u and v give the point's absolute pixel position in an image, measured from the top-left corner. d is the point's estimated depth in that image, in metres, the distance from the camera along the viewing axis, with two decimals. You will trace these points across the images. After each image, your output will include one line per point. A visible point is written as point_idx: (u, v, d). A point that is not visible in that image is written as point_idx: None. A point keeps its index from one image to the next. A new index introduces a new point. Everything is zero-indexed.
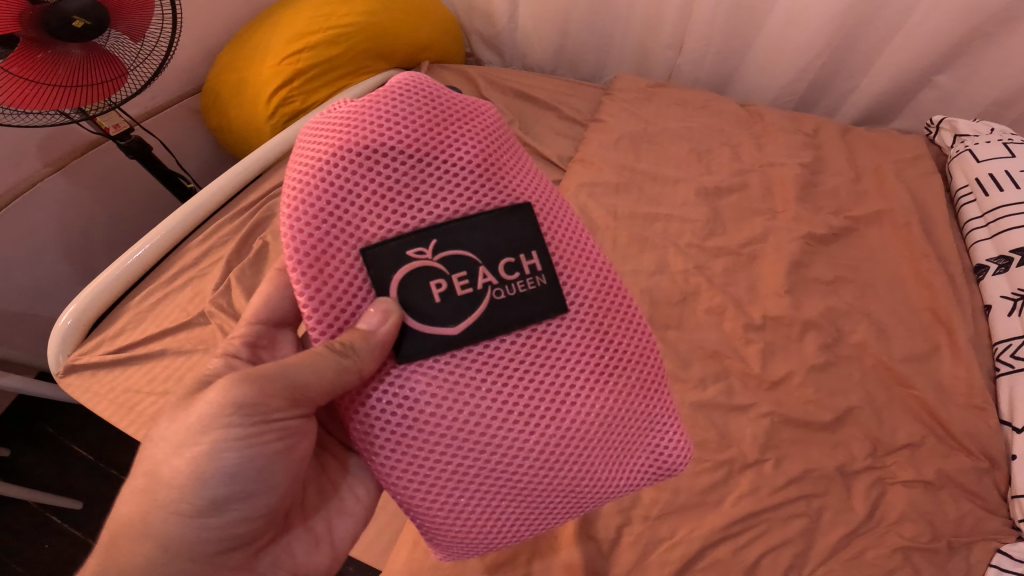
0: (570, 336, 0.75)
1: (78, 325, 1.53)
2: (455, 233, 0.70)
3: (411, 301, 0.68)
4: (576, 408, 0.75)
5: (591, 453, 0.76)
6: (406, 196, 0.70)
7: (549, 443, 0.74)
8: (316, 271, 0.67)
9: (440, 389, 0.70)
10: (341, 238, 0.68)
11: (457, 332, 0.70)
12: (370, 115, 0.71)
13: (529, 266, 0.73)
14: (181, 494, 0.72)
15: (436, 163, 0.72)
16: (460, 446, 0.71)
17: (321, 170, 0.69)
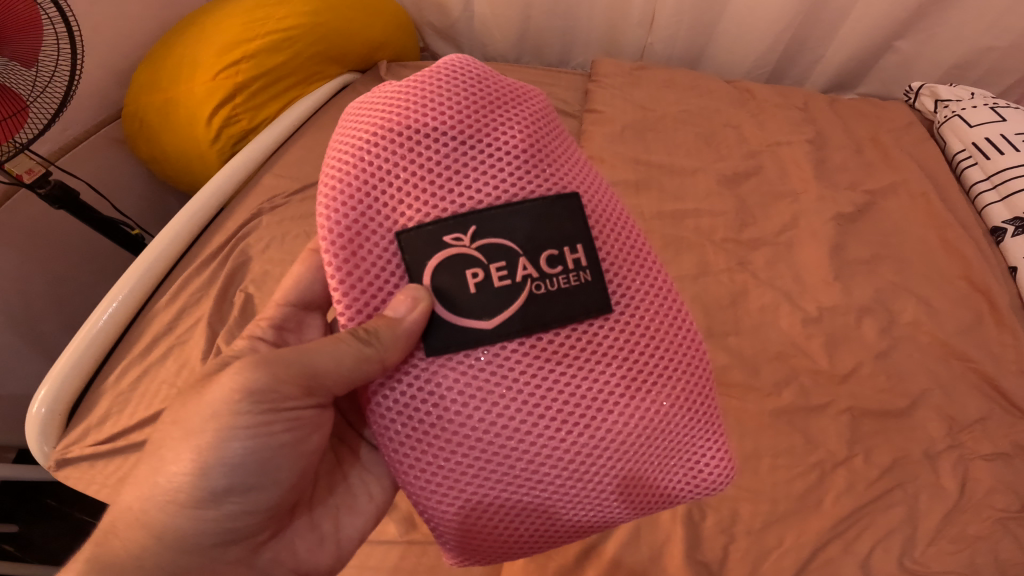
0: (607, 336, 0.68)
1: (57, 413, 1.29)
2: (492, 218, 0.65)
3: (442, 283, 0.64)
4: (608, 414, 0.68)
5: (623, 463, 0.69)
6: (436, 181, 0.66)
7: (578, 453, 0.68)
8: (350, 252, 0.65)
9: (468, 388, 0.65)
10: (372, 221, 0.65)
11: (489, 324, 0.65)
12: (416, 95, 0.68)
13: (573, 260, 0.67)
14: (184, 479, 0.69)
15: (479, 147, 0.67)
16: (483, 449, 0.66)
17: (362, 150, 0.66)
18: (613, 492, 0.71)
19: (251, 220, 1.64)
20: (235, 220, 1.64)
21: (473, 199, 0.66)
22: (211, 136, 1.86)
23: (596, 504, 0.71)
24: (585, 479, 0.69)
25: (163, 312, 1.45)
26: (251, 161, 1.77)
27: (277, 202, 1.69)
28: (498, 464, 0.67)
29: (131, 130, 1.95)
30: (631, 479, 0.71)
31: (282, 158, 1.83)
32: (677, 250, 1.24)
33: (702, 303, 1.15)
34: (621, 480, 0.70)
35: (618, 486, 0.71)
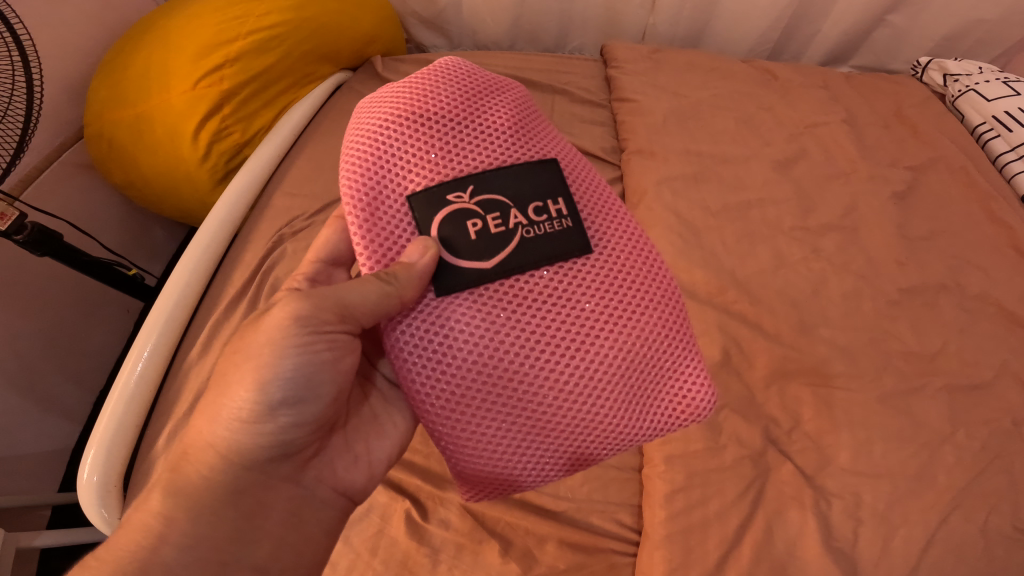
0: (594, 269, 0.70)
1: (112, 485, 1.09)
2: (487, 176, 0.68)
3: (448, 234, 0.66)
4: (596, 344, 0.69)
5: (611, 390, 0.71)
6: (433, 144, 0.69)
7: (573, 378, 0.69)
8: (366, 213, 0.67)
9: (473, 320, 0.67)
10: (384, 187, 0.68)
11: (488, 264, 0.67)
12: (417, 83, 0.73)
13: (556, 210, 0.70)
14: (245, 397, 0.70)
15: (471, 121, 0.71)
16: (486, 378, 0.67)
17: (371, 127, 0.70)
18: (602, 422, 0.72)
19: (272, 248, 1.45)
20: (256, 250, 1.45)
21: (467, 160, 0.69)
22: (200, 155, 1.61)
23: (587, 436, 0.72)
24: (576, 409, 0.70)
25: (201, 362, 1.28)
26: (253, 178, 1.53)
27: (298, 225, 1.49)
28: (496, 394, 0.68)
29: (99, 156, 1.67)
30: (620, 407, 0.72)
31: (290, 172, 1.63)
32: (752, 242, 1.23)
33: (788, 295, 1.16)
34: (610, 408, 0.71)
35: (606, 417, 0.71)
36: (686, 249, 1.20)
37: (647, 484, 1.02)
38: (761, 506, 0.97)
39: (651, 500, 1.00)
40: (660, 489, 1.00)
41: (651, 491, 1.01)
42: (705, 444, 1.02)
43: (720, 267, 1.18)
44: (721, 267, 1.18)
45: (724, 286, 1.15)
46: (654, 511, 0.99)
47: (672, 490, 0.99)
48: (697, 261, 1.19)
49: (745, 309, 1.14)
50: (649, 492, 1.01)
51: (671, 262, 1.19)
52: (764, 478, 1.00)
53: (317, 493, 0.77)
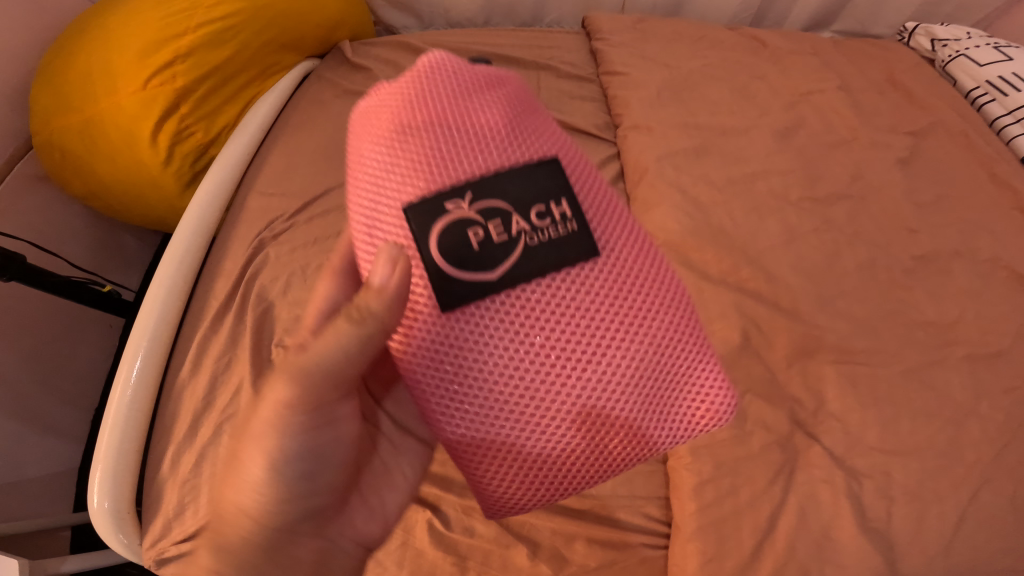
0: (597, 277, 0.61)
1: (124, 511, 1.06)
2: (485, 180, 0.59)
3: (446, 253, 0.59)
4: (605, 359, 0.60)
5: (622, 406, 0.63)
6: (422, 148, 0.59)
7: (584, 407, 0.61)
8: (369, 232, 0.62)
9: (472, 344, 0.59)
10: (377, 203, 0.60)
11: (492, 268, 0.59)
12: (402, 80, 0.63)
13: (560, 211, 0.61)
14: (257, 476, 0.62)
15: (460, 110, 0.61)
16: (491, 409, 0.60)
17: (364, 139, 0.62)
18: (613, 439, 0.64)
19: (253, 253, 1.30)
20: (236, 253, 1.32)
21: (461, 164, 0.59)
22: (163, 158, 1.48)
23: (604, 460, 0.66)
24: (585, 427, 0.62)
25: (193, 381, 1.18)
26: (223, 179, 1.41)
27: (277, 227, 1.34)
28: (492, 415, 0.61)
29: (52, 166, 1.52)
30: (633, 423, 0.64)
31: (261, 168, 1.51)
32: (760, 221, 1.17)
33: (805, 270, 1.12)
34: (622, 425, 0.64)
35: (617, 434, 0.64)
36: (694, 233, 1.13)
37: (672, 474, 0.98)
38: (792, 491, 0.94)
39: (678, 491, 0.96)
40: (689, 481, 0.95)
41: (679, 483, 0.96)
42: (732, 432, 0.98)
43: (731, 248, 1.12)
44: (730, 250, 1.12)
45: (732, 275, 1.09)
46: (679, 500, 0.95)
47: (701, 481, 0.95)
48: (709, 237, 1.13)
49: (760, 288, 1.08)
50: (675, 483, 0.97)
51: (681, 245, 1.12)
52: (796, 462, 0.96)
53: (340, 544, 0.70)
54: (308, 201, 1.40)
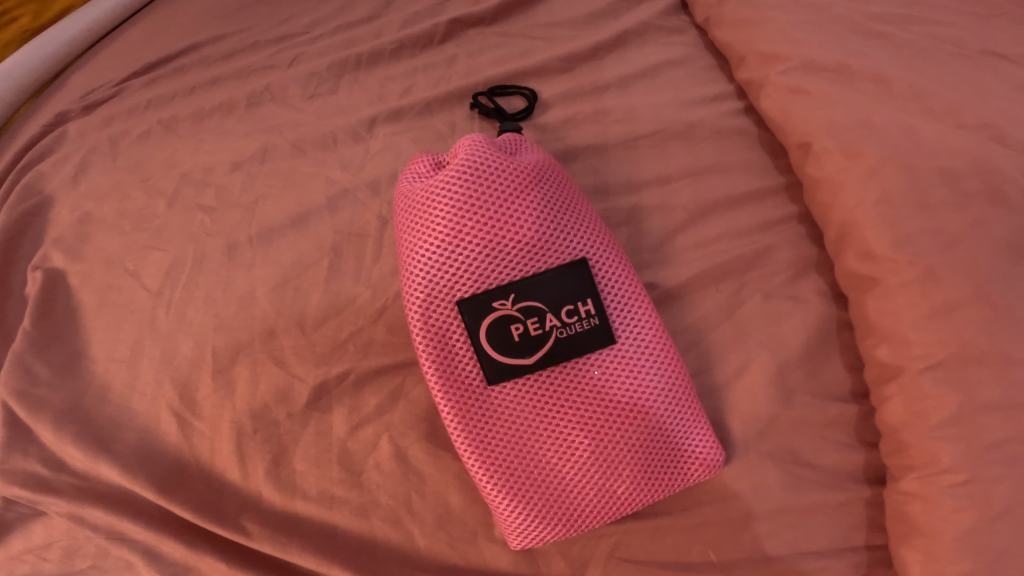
0: (634, 345, 0.40)
1: None
2: (532, 278, 0.39)
3: (499, 366, 0.40)
4: (647, 400, 0.40)
5: (678, 431, 0.41)
6: (463, 255, 0.40)
7: (548, 392, 0.40)
8: (459, 416, 0.40)
9: (409, 290, 0.41)
10: (424, 333, 0.40)
11: (529, 363, 0.39)
12: (430, 212, 0.41)
13: (585, 296, 0.39)
14: None
15: (487, 223, 0.40)
16: (435, 367, 0.40)
17: (415, 282, 0.41)
18: (670, 473, 0.41)
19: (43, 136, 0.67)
20: (35, 121, 0.68)
21: (511, 264, 0.40)
22: None
23: (604, 490, 0.41)
24: (635, 479, 0.41)
25: None
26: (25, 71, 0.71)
27: (96, 96, 0.69)
28: (509, 478, 0.41)
29: None
30: (694, 450, 0.41)
31: (110, 44, 0.74)
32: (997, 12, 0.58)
33: None
34: (679, 449, 0.41)
35: (668, 464, 0.41)
36: (859, 52, 0.57)
37: (884, 505, 0.41)
38: None
39: (904, 532, 0.40)
40: (952, 525, 0.37)
41: (920, 525, 0.39)
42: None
43: (944, 70, 0.55)
44: (954, 72, 0.55)
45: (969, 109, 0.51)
46: (911, 553, 0.39)
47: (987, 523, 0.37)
48: (886, 33, 0.58)
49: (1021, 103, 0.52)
50: (895, 518, 0.40)
51: (837, 68, 0.56)
52: None
53: None
54: (158, 59, 0.71)
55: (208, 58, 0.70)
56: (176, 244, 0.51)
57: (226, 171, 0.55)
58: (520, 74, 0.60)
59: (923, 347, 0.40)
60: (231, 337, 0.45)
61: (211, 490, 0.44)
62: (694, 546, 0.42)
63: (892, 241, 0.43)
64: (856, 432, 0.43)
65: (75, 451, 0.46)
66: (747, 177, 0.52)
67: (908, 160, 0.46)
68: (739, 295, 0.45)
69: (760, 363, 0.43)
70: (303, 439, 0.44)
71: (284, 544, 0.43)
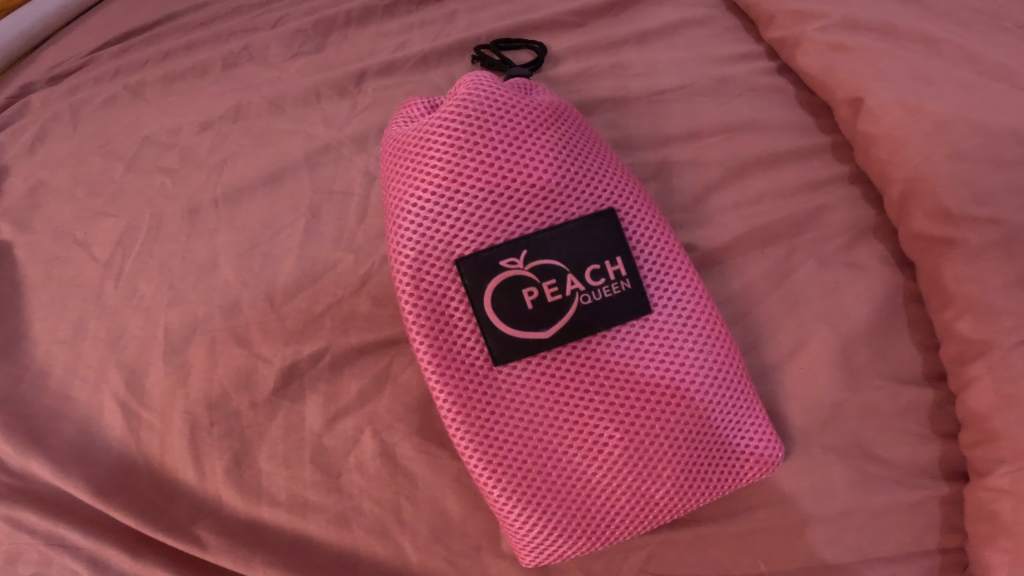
0: (672, 315, 0.34)
1: None
2: (548, 232, 0.33)
3: (508, 340, 0.32)
4: (689, 381, 0.33)
5: (724, 420, 0.34)
6: (464, 207, 0.33)
7: (567, 374, 0.33)
8: (459, 403, 0.33)
9: (399, 251, 0.34)
10: (416, 302, 0.33)
11: (545, 337, 0.32)
12: (425, 160, 0.34)
13: (612, 255, 0.33)
14: None
15: (492, 171, 0.34)
16: (430, 344, 0.33)
17: (406, 241, 0.34)
18: (716, 470, 0.34)
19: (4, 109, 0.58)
20: None
21: (522, 217, 0.33)
22: None
23: (637, 493, 0.33)
24: (675, 479, 0.33)
25: None
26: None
27: (65, 67, 0.60)
28: (521, 480, 0.33)
29: None
30: (744, 444, 0.34)
31: (85, 19, 0.65)
32: None
33: None
34: (725, 443, 0.34)
35: (713, 459, 0.34)
36: (904, 14, 0.50)
37: (964, 503, 0.34)
38: None
39: (988, 534, 0.33)
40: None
41: (1009, 525, 0.32)
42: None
43: (1000, 33, 0.49)
44: (1013, 38, 0.49)
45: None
46: (997, 556, 0.32)
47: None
48: None
49: None
50: (977, 518, 0.33)
51: (881, 27, 0.49)
52: None
53: None
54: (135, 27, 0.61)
55: (186, 26, 0.61)
56: (132, 209, 0.44)
57: (194, 131, 0.48)
58: (528, 28, 0.53)
59: (1015, 318, 0.33)
60: (186, 312, 0.38)
61: (162, 494, 0.36)
62: (741, 558, 0.34)
63: (969, 200, 0.37)
64: (931, 421, 0.36)
65: (5, 446, 0.37)
66: (789, 136, 0.46)
67: (979, 114, 0.40)
68: (790, 261, 0.39)
69: (821, 340, 0.36)
70: (270, 433, 0.36)
71: (248, 560, 0.35)
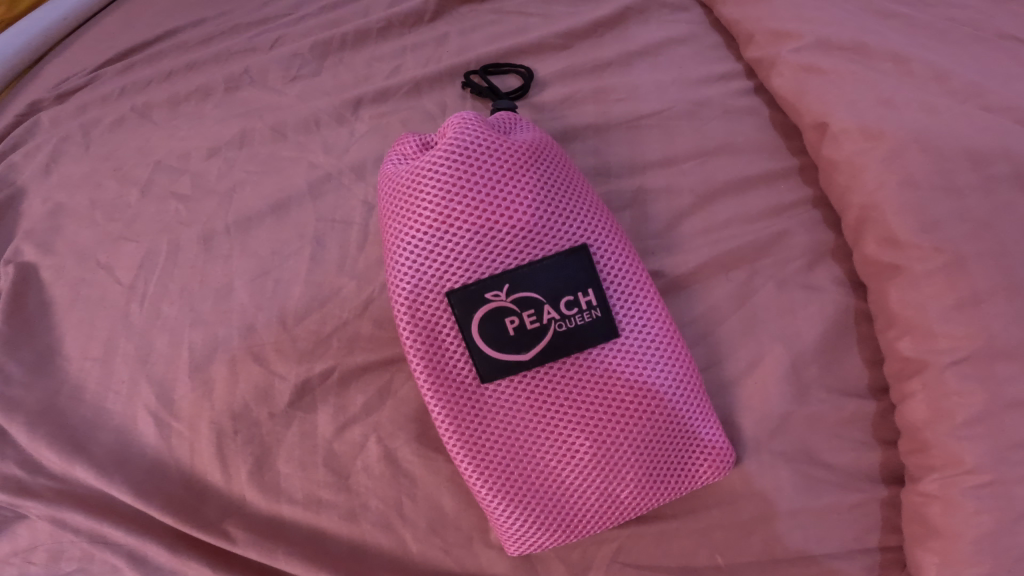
0: (638, 338, 0.38)
1: None
2: (528, 267, 0.37)
3: (493, 361, 0.37)
4: (653, 394, 0.37)
5: (684, 433, 0.38)
6: (453, 243, 0.37)
7: (544, 389, 0.37)
8: (451, 417, 0.38)
9: (398, 281, 0.38)
10: (412, 327, 0.37)
11: (525, 358, 0.37)
12: (420, 199, 0.38)
13: (586, 287, 0.37)
14: None
15: (480, 210, 0.37)
16: (426, 365, 0.37)
17: (404, 273, 0.38)
18: (676, 473, 0.38)
19: (14, 128, 0.61)
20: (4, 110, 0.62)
21: (505, 252, 0.37)
22: None
23: (605, 493, 0.38)
24: (640, 482, 0.38)
25: None
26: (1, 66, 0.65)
27: (69, 84, 0.62)
28: (505, 482, 0.38)
29: None
30: (702, 452, 0.38)
31: (86, 35, 0.67)
32: None
33: None
34: (685, 451, 0.38)
35: (674, 463, 0.38)
36: (880, 32, 0.52)
37: (901, 506, 0.38)
38: None
39: (921, 535, 0.37)
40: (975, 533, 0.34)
41: (938, 527, 0.36)
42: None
43: (970, 49, 0.51)
44: (983, 54, 0.50)
45: (1005, 88, 0.46)
46: (927, 556, 0.36)
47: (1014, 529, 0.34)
48: (908, 7, 0.54)
49: None
50: (912, 520, 0.37)
51: (854, 47, 0.51)
52: None
53: None
54: (136, 45, 0.64)
55: (186, 44, 0.63)
56: (150, 234, 0.48)
57: (202, 157, 0.52)
58: (516, 52, 0.56)
59: (949, 340, 0.37)
60: (207, 333, 0.42)
61: (193, 493, 0.41)
62: (701, 549, 0.39)
63: (918, 227, 0.40)
64: (874, 430, 0.40)
65: (49, 453, 0.42)
66: (759, 159, 0.49)
67: (935, 140, 0.42)
68: (751, 283, 0.43)
69: (774, 357, 0.41)
70: (287, 440, 0.41)
71: (271, 550, 0.40)
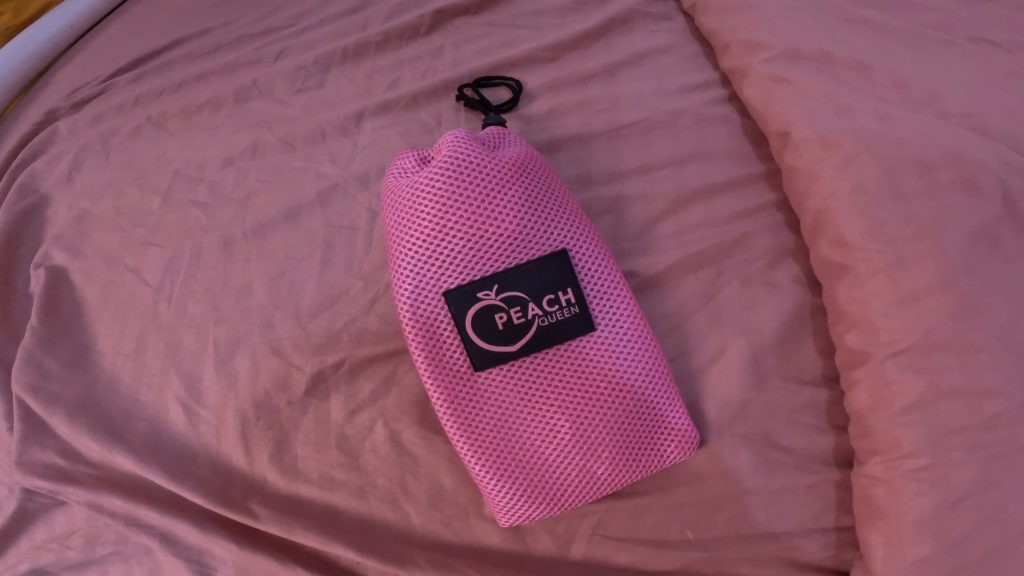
0: (612, 332, 0.43)
1: None
2: (515, 269, 0.41)
3: (484, 352, 0.41)
4: (626, 382, 0.42)
5: (654, 416, 0.43)
6: (448, 248, 0.42)
7: (529, 377, 0.42)
8: (449, 402, 0.42)
9: (401, 283, 0.42)
10: (413, 323, 0.42)
11: (513, 350, 0.41)
12: (420, 208, 0.43)
13: (565, 287, 0.42)
14: None
15: (472, 218, 0.42)
16: (427, 356, 0.42)
17: (406, 275, 0.42)
18: (648, 452, 0.43)
19: (33, 136, 0.64)
20: (25, 119, 0.66)
21: (495, 255, 0.42)
22: None
23: (585, 469, 0.43)
24: (615, 459, 0.43)
25: None
26: (13, 71, 0.68)
27: (83, 93, 0.66)
28: (496, 460, 0.43)
29: None
30: (670, 435, 0.43)
31: (99, 45, 0.70)
32: None
33: None
34: (656, 434, 0.43)
35: (645, 443, 0.43)
36: (847, 40, 0.55)
37: (852, 488, 0.43)
38: None
39: (868, 515, 0.41)
40: (912, 509, 0.39)
41: (882, 507, 0.40)
42: (1020, 400, 0.37)
43: (930, 57, 0.54)
44: (942, 62, 0.53)
45: (957, 95, 0.49)
46: (874, 535, 0.40)
47: (944, 505, 0.38)
48: (873, 15, 0.58)
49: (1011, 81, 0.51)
50: (860, 501, 0.42)
51: (820, 57, 0.55)
52: None
53: None
54: (146, 54, 0.67)
55: (193, 53, 0.67)
56: (174, 240, 0.52)
57: (217, 167, 0.56)
58: (506, 64, 0.60)
59: (890, 334, 0.42)
60: (230, 329, 0.47)
61: (220, 476, 0.46)
62: (672, 524, 0.44)
63: (865, 230, 0.44)
64: (826, 416, 0.45)
65: (89, 441, 0.47)
66: (729, 166, 0.53)
67: (885, 148, 0.46)
68: (717, 282, 0.47)
69: (736, 349, 0.45)
70: (304, 425, 0.46)
71: (291, 525, 0.45)
